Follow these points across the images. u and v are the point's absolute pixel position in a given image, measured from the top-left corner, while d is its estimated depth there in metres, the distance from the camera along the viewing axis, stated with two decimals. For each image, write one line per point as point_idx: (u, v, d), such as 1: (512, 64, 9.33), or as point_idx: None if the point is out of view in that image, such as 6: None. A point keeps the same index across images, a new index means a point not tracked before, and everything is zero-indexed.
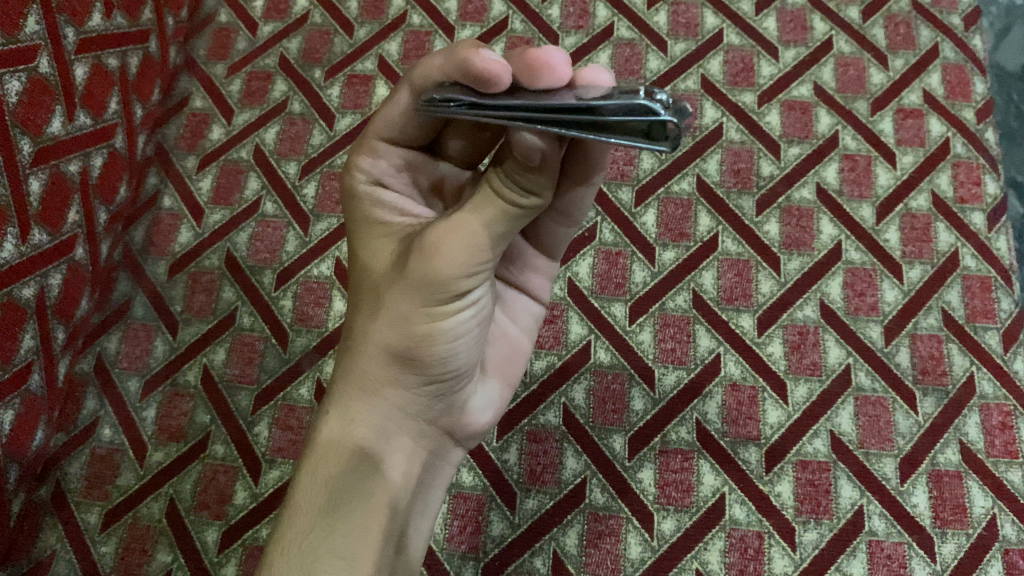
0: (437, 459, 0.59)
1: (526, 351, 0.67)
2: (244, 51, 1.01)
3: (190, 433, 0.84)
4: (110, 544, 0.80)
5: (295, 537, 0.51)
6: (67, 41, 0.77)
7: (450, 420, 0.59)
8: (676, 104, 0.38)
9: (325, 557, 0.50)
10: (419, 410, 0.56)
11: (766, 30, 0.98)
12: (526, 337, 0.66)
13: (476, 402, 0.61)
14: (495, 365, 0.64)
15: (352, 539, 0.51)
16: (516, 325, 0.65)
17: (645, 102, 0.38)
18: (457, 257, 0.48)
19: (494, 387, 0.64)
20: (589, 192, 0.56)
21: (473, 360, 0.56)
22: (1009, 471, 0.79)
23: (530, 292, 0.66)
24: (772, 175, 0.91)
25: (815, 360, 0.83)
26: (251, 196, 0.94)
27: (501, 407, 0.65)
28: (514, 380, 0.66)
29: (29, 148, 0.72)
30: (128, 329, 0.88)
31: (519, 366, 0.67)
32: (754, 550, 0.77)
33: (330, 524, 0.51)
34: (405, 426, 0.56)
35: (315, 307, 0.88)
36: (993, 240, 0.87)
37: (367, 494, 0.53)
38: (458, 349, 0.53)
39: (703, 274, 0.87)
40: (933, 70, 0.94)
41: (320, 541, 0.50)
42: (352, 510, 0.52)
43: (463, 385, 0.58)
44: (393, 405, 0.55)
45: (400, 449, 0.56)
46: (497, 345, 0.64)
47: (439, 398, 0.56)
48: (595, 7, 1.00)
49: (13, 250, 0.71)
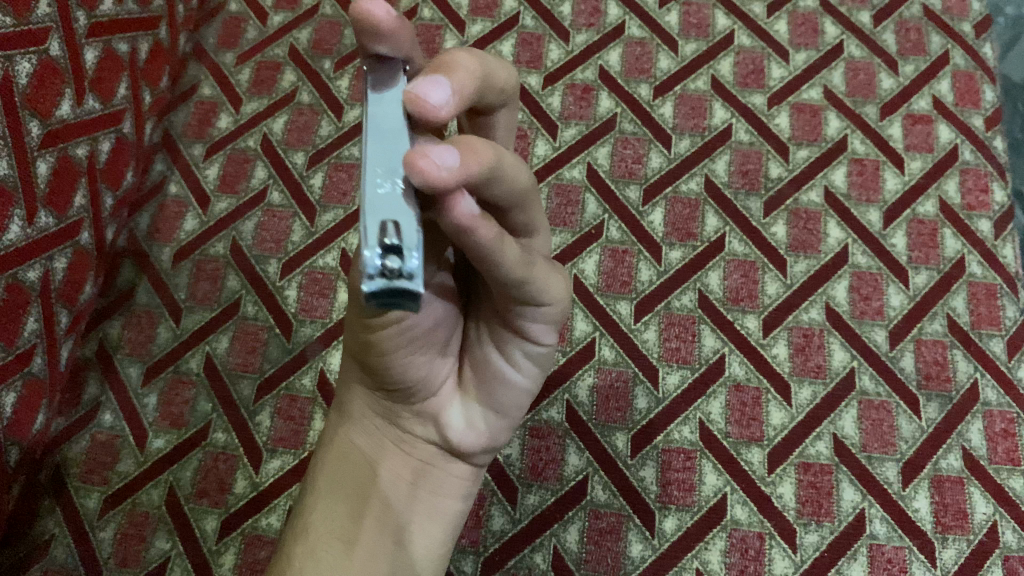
0: (434, 467, 0.59)
1: (514, 383, 0.56)
2: (254, 40, 1.01)
3: (191, 421, 0.84)
4: (108, 530, 0.80)
5: (304, 517, 0.57)
6: (79, 24, 0.77)
7: (427, 428, 0.58)
8: (387, 282, 0.35)
9: (323, 537, 0.55)
10: (388, 413, 0.57)
11: (777, 33, 0.98)
12: (517, 369, 0.55)
13: (452, 417, 0.57)
14: (478, 386, 0.56)
15: (346, 524, 0.56)
16: (498, 352, 0.54)
17: (368, 252, 0.35)
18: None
19: (479, 409, 0.57)
20: (500, 247, 0.41)
21: (424, 375, 0.53)
22: (1011, 478, 0.79)
23: (520, 330, 0.52)
24: (780, 177, 0.91)
25: (820, 362, 0.83)
26: (257, 185, 0.94)
27: (493, 430, 0.59)
28: (510, 406, 0.58)
29: (37, 130, 0.72)
30: (131, 315, 0.88)
31: (510, 396, 0.57)
32: (755, 551, 0.77)
33: (327, 508, 0.57)
34: (383, 429, 0.58)
35: (319, 297, 0.88)
36: (999, 248, 0.87)
37: (360, 486, 0.57)
38: (394, 364, 0.51)
39: (709, 274, 0.87)
40: (943, 77, 0.94)
41: (320, 522, 0.56)
42: (348, 498, 0.57)
43: (427, 397, 0.56)
44: (365, 402, 0.58)
45: (390, 452, 0.58)
46: (479, 370, 0.55)
47: (402, 404, 0.56)
48: (606, 5, 1.00)
49: (20, 232, 0.71)
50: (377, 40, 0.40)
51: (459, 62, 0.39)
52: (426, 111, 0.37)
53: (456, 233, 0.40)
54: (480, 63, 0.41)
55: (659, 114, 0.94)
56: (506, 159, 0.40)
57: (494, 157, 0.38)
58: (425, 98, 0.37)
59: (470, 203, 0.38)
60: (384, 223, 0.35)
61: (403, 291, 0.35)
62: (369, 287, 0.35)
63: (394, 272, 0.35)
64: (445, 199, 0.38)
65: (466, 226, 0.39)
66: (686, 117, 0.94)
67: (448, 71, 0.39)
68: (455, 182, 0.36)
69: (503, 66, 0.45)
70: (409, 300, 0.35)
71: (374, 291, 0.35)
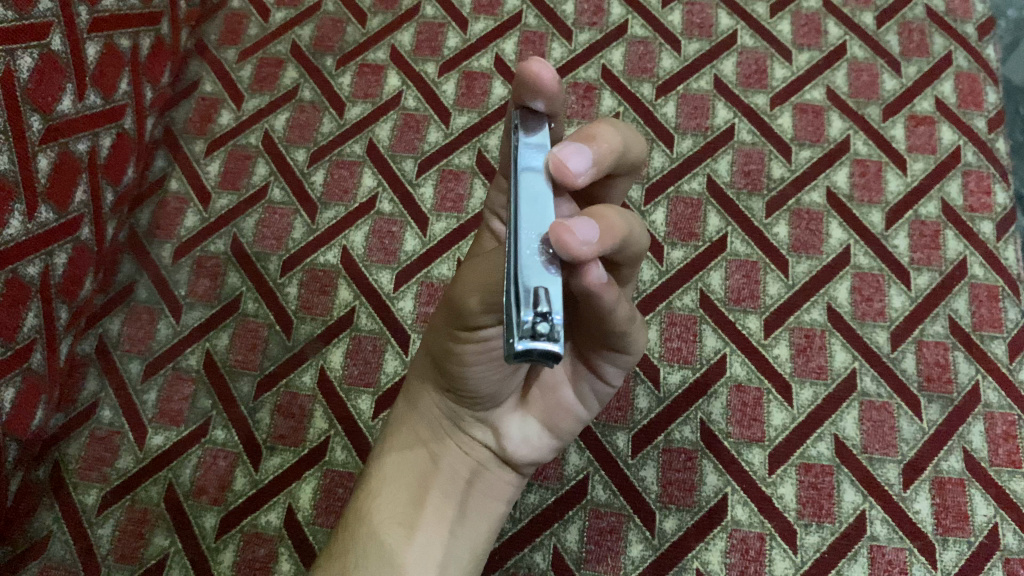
0: (487, 469, 0.64)
1: (577, 415, 0.64)
2: (256, 37, 1.01)
3: (190, 418, 0.84)
4: (107, 527, 0.80)
5: (366, 501, 0.62)
6: (80, 19, 0.76)
7: (486, 434, 0.63)
8: (535, 341, 0.37)
9: (384, 523, 0.60)
10: (454, 415, 0.63)
11: (780, 33, 0.97)
12: (583, 401, 0.63)
13: (512, 430, 0.63)
14: (542, 406, 0.63)
15: (407, 512, 0.60)
16: (571, 384, 0.62)
17: (523, 310, 0.37)
18: (472, 291, 0.50)
19: (536, 425, 0.63)
20: (616, 307, 0.50)
21: (492, 390, 0.58)
22: (1012, 480, 0.78)
23: (598, 374, 0.61)
24: (782, 178, 0.91)
25: (822, 363, 0.83)
26: (259, 181, 0.93)
27: (545, 447, 0.65)
28: (565, 432, 0.65)
29: (39, 124, 0.72)
30: (130, 312, 0.88)
31: (570, 423, 0.64)
32: (755, 552, 0.76)
33: (389, 495, 0.62)
34: (446, 428, 0.64)
35: (320, 295, 0.88)
36: (1002, 250, 0.87)
37: (421, 478, 0.62)
38: (468, 375, 0.56)
39: (710, 274, 0.86)
40: (946, 78, 0.94)
41: (383, 507, 0.61)
42: (410, 489, 0.62)
43: (491, 407, 0.61)
44: (435, 402, 0.64)
45: (450, 450, 0.63)
46: (546, 395, 0.63)
47: (469, 409, 0.62)
48: (609, 4, 1.00)
49: (20, 227, 0.71)
50: (535, 95, 0.48)
51: (600, 134, 0.47)
52: (567, 175, 0.45)
53: (584, 293, 0.47)
54: (619, 136, 0.48)
55: (662, 114, 0.94)
56: (634, 231, 0.47)
57: (623, 232, 0.45)
58: (567, 163, 0.45)
59: (599, 271, 0.45)
60: (538, 291, 0.39)
61: (548, 350, 0.37)
62: (519, 345, 0.37)
63: (543, 334, 0.37)
64: (580, 267, 0.45)
65: (595, 289, 0.46)
66: (688, 117, 0.94)
67: (590, 141, 0.47)
68: (593, 253, 0.42)
69: (639, 142, 0.52)
70: (552, 360, 0.37)
71: (524, 346, 0.37)
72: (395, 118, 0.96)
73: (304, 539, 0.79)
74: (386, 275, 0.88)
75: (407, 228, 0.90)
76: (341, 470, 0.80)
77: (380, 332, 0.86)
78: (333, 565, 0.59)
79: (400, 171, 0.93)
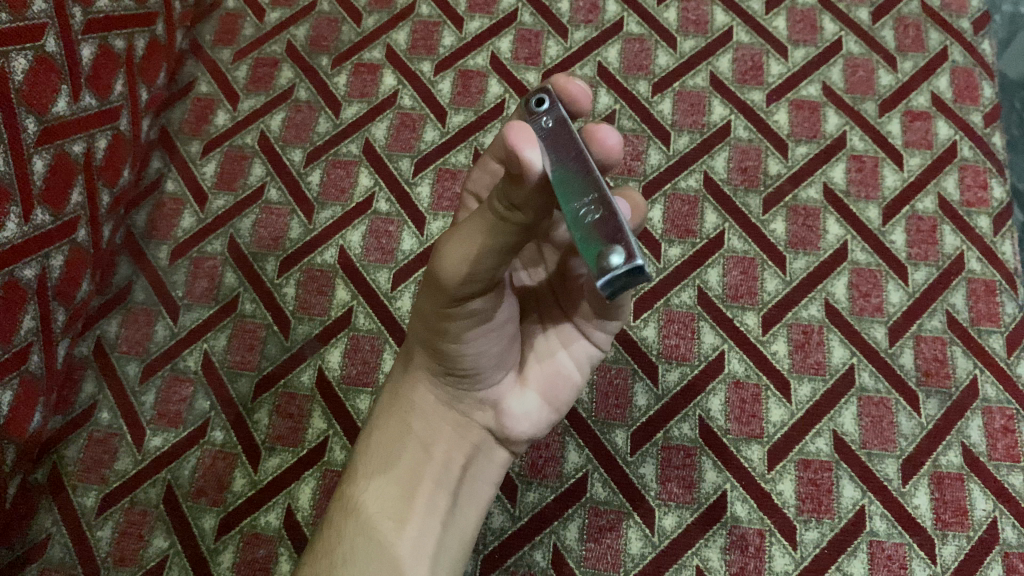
0: (481, 453, 0.65)
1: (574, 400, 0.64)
2: (250, 37, 1.00)
3: (189, 418, 0.84)
4: (107, 529, 0.80)
5: (356, 497, 0.61)
6: (75, 20, 0.76)
7: (486, 416, 0.64)
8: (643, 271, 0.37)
9: (375, 516, 0.59)
10: (451, 398, 0.63)
11: (775, 29, 0.98)
12: (577, 365, 0.65)
13: (512, 406, 0.63)
14: (540, 380, 0.64)
15: (398, 504, 0.60)
16: (565, 350, 0.64)
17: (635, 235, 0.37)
18: (449, 263, 0.48)
19: (535, 399, 0.64)
20: None
21: (491, 363, 0.59)
22: (1010, 474, 0.79)
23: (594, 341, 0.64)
24: (779, 174, 0.91)
25: (820, 359, 0.83)
26: (255, 182, 0.93)
27: (544, 423, 0.65)
28: (564, 403, 0.65)
29: (33, 127, 0.72)
30: (127, 314, 0.87)
31: (567, 394, 0.65)
32: (755, 548, 0.77)
33: (379, 486, 0.61)
34: (443, 413, 0.64)
35: (317, 295, 0.88)
36: (999, 244, 0.87)
37: (412, 467, 0.61)
38: (466, 351, 0.57)
39: (708, 271, 0.86)
40: (942, 73, 0.94)
41: (372, 501, 0.60)
42: (399, 480, 0.61)
43: (490, 384, 0.62)
44: (428, 387, 0.64)
45: (443, 436, 0.63)
46: (543, 365, 0.64)
47: (466, 391, 0.62)
48: (604, 1, 1.00)
49: (16, 229, 0.71)
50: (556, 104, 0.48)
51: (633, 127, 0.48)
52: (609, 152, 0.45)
53: None
54: None
55: (658, 111, 0.94)
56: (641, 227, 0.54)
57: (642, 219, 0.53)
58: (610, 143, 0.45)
59: None
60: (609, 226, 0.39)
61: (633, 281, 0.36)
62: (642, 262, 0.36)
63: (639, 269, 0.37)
64: None
65: None
66: (685, 113, 0.94)
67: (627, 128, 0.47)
68: None
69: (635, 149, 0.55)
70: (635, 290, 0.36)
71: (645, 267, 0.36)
72: (392, 117, 0.95)
73: (304, 538, 0.78)
74: (384, 274, 0.88)
75: (405, 228, 0.90)
76: (341, 469, 0.80)
77: (378, 332, 0.86)
78: (321, 562, 0.57)
79: (397, 171, 0.93)
